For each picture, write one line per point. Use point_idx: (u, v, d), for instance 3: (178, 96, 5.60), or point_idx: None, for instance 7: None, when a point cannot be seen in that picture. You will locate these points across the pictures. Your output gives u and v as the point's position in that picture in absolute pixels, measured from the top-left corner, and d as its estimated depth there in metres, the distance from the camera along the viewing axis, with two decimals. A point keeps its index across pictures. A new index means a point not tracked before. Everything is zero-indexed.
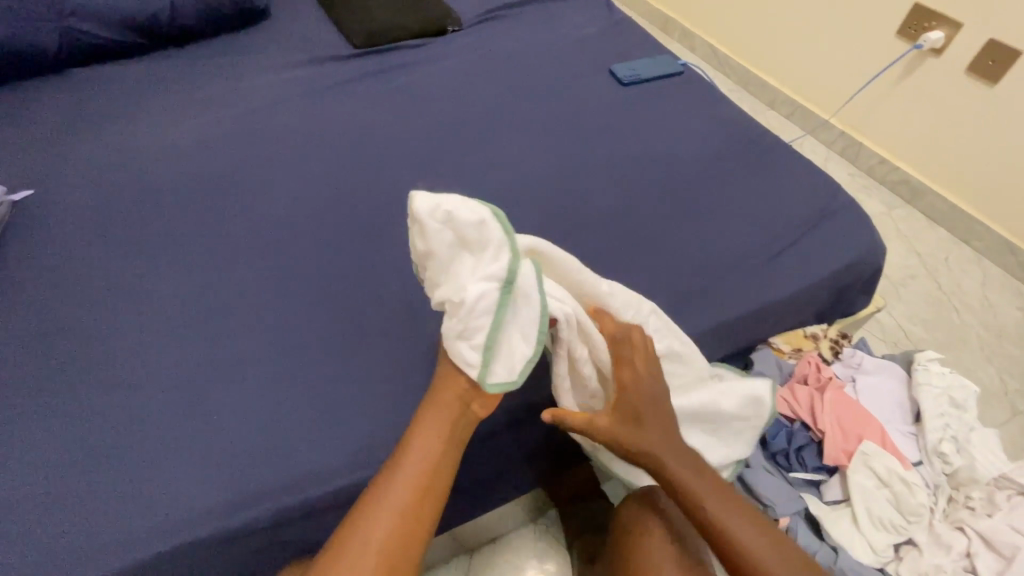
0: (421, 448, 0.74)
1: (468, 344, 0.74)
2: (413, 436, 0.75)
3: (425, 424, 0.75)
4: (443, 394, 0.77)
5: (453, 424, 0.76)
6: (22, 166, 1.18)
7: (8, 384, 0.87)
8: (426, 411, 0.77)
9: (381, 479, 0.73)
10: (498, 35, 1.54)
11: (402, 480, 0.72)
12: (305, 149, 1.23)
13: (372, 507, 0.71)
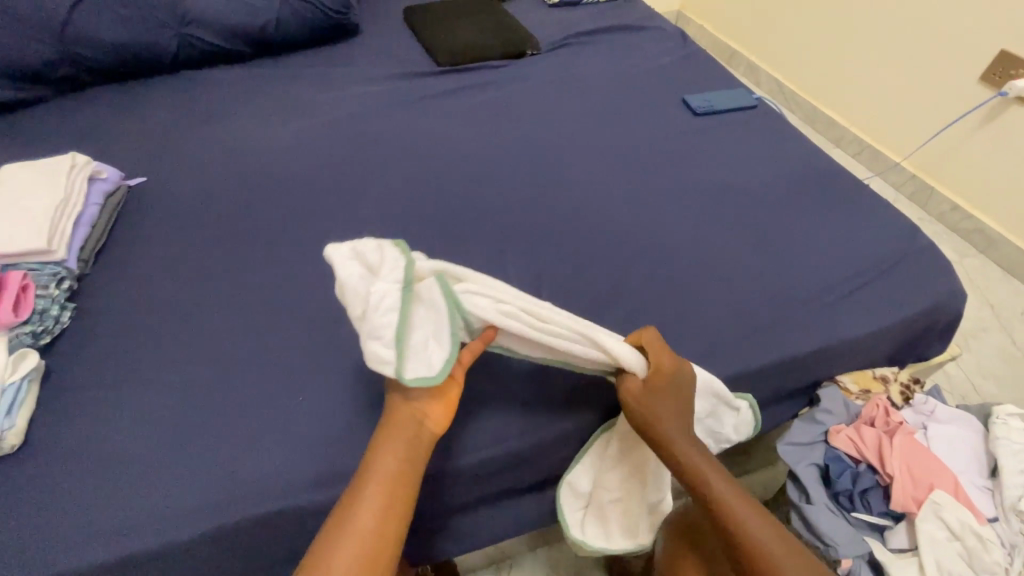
0: (383, 468, 0.74)
1: (380, 342, 0.74)
2: (374, 458, 0.75)
3: (385, 444, 0.76)
4: (400, 414, 0.78)
5: (413, 439, 0.77)
6: (140, 156, 1.31)
7: (119, 350, 0.96)
8: (384, 433, 0.77)
9: (345, 501, 0.73)
10: (574, 62, 1.61)
11: (366, 501, 0.72)
12: (389, 156, 1.31)
13: (337, 531, 0.70)
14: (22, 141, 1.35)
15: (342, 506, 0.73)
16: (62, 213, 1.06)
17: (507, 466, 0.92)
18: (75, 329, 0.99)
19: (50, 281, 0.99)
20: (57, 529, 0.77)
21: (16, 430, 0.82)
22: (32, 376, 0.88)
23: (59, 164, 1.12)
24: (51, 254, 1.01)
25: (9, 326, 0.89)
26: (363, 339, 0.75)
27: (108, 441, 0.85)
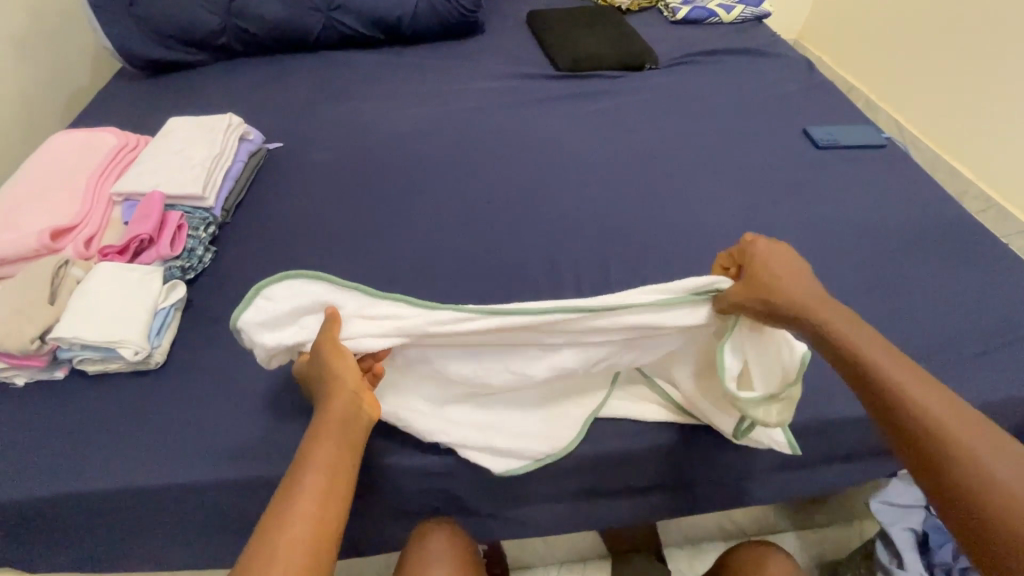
0: (320, 461, 0.66)
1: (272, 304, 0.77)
2: (314, 451, 0.67)
3: (322, 435, 0.68)
4: (337, 403, 0.70)
5: (350, 425, 0.70)
6: (279, 124, 1.43)
7: (245, 293, 1.04)
8: (320, 426, 0.69)
9: (278, 503, 0.62)
10: (692, 81, 1.59)
11: (307, 498, 0.63)
12: (502, 151, 1.36)
13: (270, 538, 0.59)
14: (184, 100, 1.52)
15: (272, 510, 0.62)
16: (216, 165, 1.18)
17: (597, 469, 0.87)
18: (213, 269, 1.08)
19: (200, 224, 1.10)
20: (179, 444, 0.83)
21: (162, 349, 0.91)
22: (178, 305, 0.98)
23: (218, 123, 1.25)
24: (203, 200, 1.12)
25: (164, 258, 1.02)
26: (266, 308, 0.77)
27: (229, 374, 0.91)
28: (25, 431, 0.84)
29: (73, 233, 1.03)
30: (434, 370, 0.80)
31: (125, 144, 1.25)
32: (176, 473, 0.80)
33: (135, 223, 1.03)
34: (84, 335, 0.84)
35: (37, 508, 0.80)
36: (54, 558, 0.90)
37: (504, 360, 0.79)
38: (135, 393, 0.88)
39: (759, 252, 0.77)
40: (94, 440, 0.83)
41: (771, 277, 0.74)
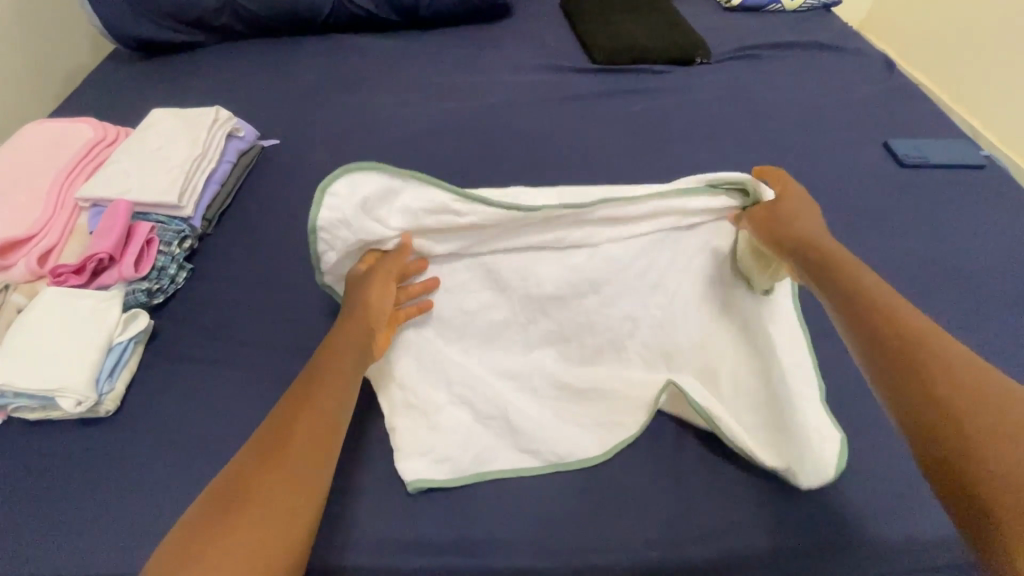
0: (336, 372, 0.67)
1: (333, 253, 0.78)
2: (331, 359, 0.68)
3: (341, 346, 0.70)
4: (360, 315, 0.73)
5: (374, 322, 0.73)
6: (276, 116, 1.26)
7: (223, 325, 0.90)
8: (340, 337, 0.71)
9: (290, 403, 0.64)
10: (749, 80, 1.38)
11: (318, 402, 0.64)
12: (527, 157, 1.17)
13: (278, 434, 0.60)
14: (175, 84, 1.35)
15: (284, 409, 0.63)
16: (196, 168, 1.02)
17: None
18: (187, 292, 0.94)
19: (173, 239, 0.95)
20: (127, 521, 0.71)
21: (113, 395, 0.78)
22: (138, 338, 0.83)
23: (203, 117, 1.09)
24: (179, 209, 0.98)
25: (127, 279, 0.88)
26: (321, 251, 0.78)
27: (192, 433, 0.78)
28: None
29: (27, 245, 0.90)
30: (458, 311, 0.82)
31: (101, 137, 1.10)
32: (119, 559, 0.68)
33: (96, 238, 0.89)
34: (16, 383, 0.72)
35: None
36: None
37: (545, 267, 0.82)
38: (83, 450, 0.76)
39: (785, 195, 0.82)
40: (32, 509, 0.71)
41: (785, 213, 0.79)
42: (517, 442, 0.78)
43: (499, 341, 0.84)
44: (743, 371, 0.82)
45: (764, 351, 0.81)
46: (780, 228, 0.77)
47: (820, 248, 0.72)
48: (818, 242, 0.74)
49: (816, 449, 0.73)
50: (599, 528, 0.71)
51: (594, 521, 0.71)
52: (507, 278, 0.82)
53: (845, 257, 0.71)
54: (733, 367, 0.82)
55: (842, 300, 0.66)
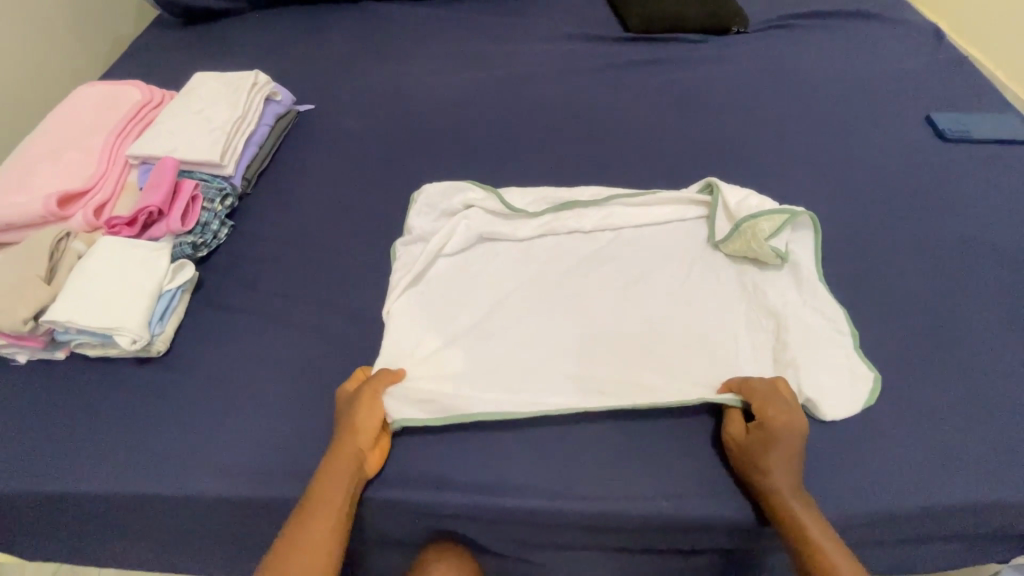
0: (312, 538, 0.66)
1: (409, 238, 0.96)
2: (308, 514, 0.67)
3: (320, 503, 0.68)
4: (339, 460, 0.70)
5: (354, 429, 0.72)
6: (311, 81, 1.29)
7: (261, 278, 0.95)
8: (319, 488, 0.69)
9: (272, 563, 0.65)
10: (786, 50, 1.34)
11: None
12: (555, 125, 1.18)
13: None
14: (215, 49, 1.39)
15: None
16: (236, 130, 1.07)
17: (646, 529, 0.74)
18: (228, 247, 0.99)
19: (216, 196, 1.00)
20: (176, 451, 0.77)
21: (163, 337, 0.84)
22: (186, 286, 0.89)
23: (243, 80, 1.13)
24: (221, 167, 1.02)
25: (174, 233, 0.94)
26: (406, 242, 0.96)
27: (234, 376, 0.84)
28: (23, 418, 0.80)
29: (84, 198, 0.96)
30: (490, 275, 0.94)
31: (148, 100, 1.14)
32: (168, 485, 0.74)
33: (146, 192, 0.95)
34: (79, 320, 0.78)
35: (44, 505, 0.77)
36: (42, 547, 0.85)
37: (561, 240, 0.98)
38: (137, 386, 0.83)
39: (776, 414, 0.72)
40: (90, 437, 0.78)
41: (777, 448, 0.70)
42: (543, 385, 0.81)
43: (525, 296, 0.91)
44: (763, 344, 0.86)
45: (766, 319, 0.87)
46: (762, 471, 0.69)
47: (792, 508, 0.67)
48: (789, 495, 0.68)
49: (837, 396, 0.79)
50: (612, 478, 0.74)
51: (607, 472, 0.74)
52: (543, 251, 0.97)
53: (808, 514, 0.67)
54: (750, 323, 0.88)
55: (794, 559, 0.67)
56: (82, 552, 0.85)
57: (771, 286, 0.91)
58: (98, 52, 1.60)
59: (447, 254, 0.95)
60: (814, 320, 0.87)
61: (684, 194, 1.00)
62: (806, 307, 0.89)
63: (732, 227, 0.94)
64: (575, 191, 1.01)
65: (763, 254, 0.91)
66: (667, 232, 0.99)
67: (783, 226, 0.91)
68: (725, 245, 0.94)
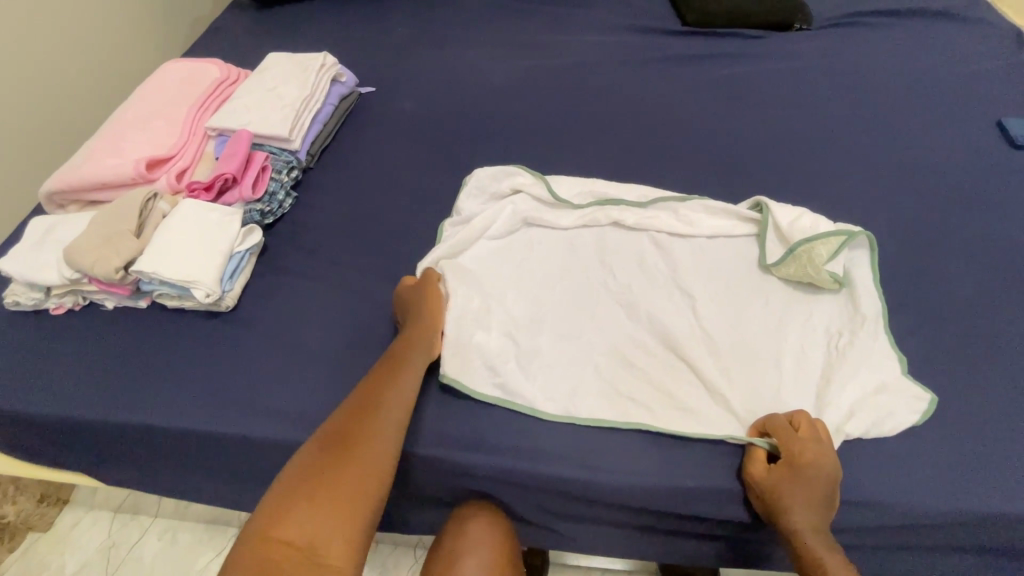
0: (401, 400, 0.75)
1: (455, 219, 1.00)
2: (381, 392, 0.75)
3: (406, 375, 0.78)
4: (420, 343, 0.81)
5: (436, 320, 0.84)
6: (374, 65, 1.35)
7: (319, 246, 1.02)
8: (396, 374, 0.77)
9: (344, 430, 0.71)
10: (851, 49, 1.30)
11: (377, 444, 0.70)
12: (605, 116, 1.20)
13: (332, 471, 0.67)
14: (286, 32, 1.47)
15: (332, 441, 0.70)
16: (304, 107, 1.14)
17: (672, 506, 0.75)
18: (292, 216, 1.07)
19: (284, 168, 1.08)
20: (238, 396, 0.84)
21: (232, 294, 0.92)
22: (253, 250, 0.97)
23: (312, 62, 1.20)
24: (288, 142, 1.09)
25: (245, 200, 1.02)
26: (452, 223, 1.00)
27: (292, 332, 0.91)
28: (109, 356, 0.90)
29: (168, 164, 1.05)
30: (530, 264, 0.95)
31: (226, 77, 1.23)
32: (230, 425, 0.82)
33: (222, 161, 1.03)
34: (162, 272, 0.86)
35: (122, 434, 0.86)
36: (117, 474, 0.95)
37: (604, 235, 0.98)
38: (207, 336, 0.91)
39: (807, 446, 0.70)
40: (164, 378, 0.87)
41: (804, 489, 0.68)
42: (571, 398, 0.81)
43: (562, 288, 0.92)
44: (812, 355, 0.81)
45: (811, 326, 0.83)
46: (782, 510, 0.68)
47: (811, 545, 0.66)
48: (809, 533, 0.66)
49: (887, 413, 0.74)
50: (642, 458, 0.76)
51: (635, 449, 0.76)
52: (584, 256, 0.96)
53: (830, 553, 0.66)
54: (797, 351, 0.81)
55: None
56: (151, 481, 0.95)
57: (824, 312, 0.85)
58: (180, 33, 1.70)
59: (489, 241, 0.98)
60: (874, 349, 0.79)
61: (730, 209, 0.95)
62: (867, 338, 0.80)
63: (786, 250, 0.88)
64: (621, 188, 1.02)
65: (819, 279, 0.85)
66: (714, 246, 0.94)
67: (840, 249, 0.86)
68: (778, 269, 0.88)
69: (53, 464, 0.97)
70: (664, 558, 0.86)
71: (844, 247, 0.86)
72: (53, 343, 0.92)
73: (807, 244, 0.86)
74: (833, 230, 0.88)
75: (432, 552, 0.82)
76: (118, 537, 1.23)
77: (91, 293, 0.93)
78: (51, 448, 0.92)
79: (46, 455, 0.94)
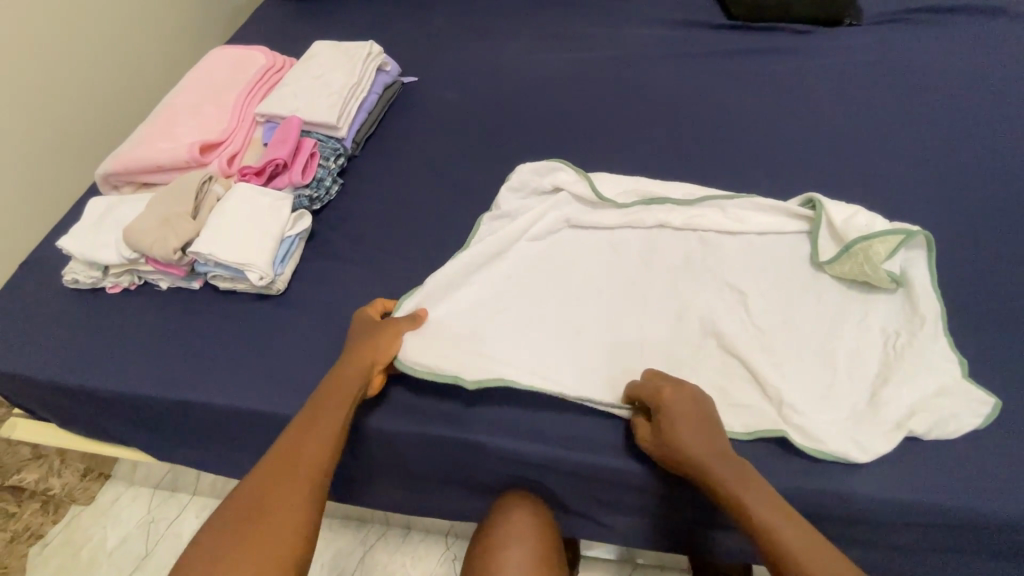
0: (317, 449, 0.69)
1: (493, 215, 0.99)
2: (295, 447, 0.68)
3: (323, 420, 0.71)
4: (344, 379, 0.75)
5: (364, 356, 0.77)
6: (417, 55, 1.36)
7: (365, 233, 1.03)
8: (314, 423, 0.71)
9: (246, 500, 0.64)
10: (904, 44, 1.27)
11: (286, 500, 0.64)
12: (650, 110, 1.19)
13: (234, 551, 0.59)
14: (329, 21, 1.49)
15: (232, 516, 0.62)
16: (351, 95, 1.15)
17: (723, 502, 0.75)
18: (338, 203, 1.08)
19: (331, 155, 1.09)
20: (290, 378, 0.86)
21: (283, 277, 0.94)
22: (302, 235, 0.98)
23: (359, 50, 1.20)
24: (335, 129, 1.10)
25: (294, 185, 1.03)
26: (491, 220, 0.99)
27: (341, 317, 0.92)
28: (163, 335, 0.92)
29: (219, 148, 1.07)
30: (571, 263, 0.95)
31: (272, 65, 1.24)
32: (282, 405, 0.83)
33: (273, 147, 1.04)
34: (217, 254, 0.88)
35: (174, 411, 0.87)
36: (165, 450, 0.97)
37: (645, 234, 0.96)
38: (257, 317, 0.92)
39: (665, 388, 0.72)
40: (216, 357, 0.89)
41: (683, 424, 0.69)
42: (601, 393, 0.81)
43: (605, 285, 0.92)
44: (868, 355, 0.79)
45: (867, 326, 0.81)
46: (677, 451, 0.68)
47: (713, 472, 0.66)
48: (714, 465, 0.66)
49: (951, 415, 0.72)
50: None
51: None
52: (627, 255, 0.95)
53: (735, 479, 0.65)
54: (852, 351, 0.79)
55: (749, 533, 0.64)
56: (199, 459, 0.97)
57: (879, 312, 0.83)
58: (223, 22, 1.72)
59: (526, 239, 0.96)
60: (935, 349, 0.77)
61: (782, 205, 0.94)
62: (928, 339, 0.78)
63: (840, 248, 0.87)
64: (666, 187, 0.99)
65: (875, 278, 0.83)
66: (764, 243, 0.93)
67: (898, 248, 0.84)
68: (832, 267, 0.87)
69: (104, 439, 0.99)
70: (708, 556, 0.85)
71: (901, 247, 0.84)
72: (110, 321, 0.94)
73: (863, 245, 0.84)
74: (889, 228, 0.86)
75: (475, 540, 0.82)
76: (158, 513, 1.26)
77: (146, 273, 0.95)
78: (104, 423, 0.95)
79: (99, 430, 0.96)
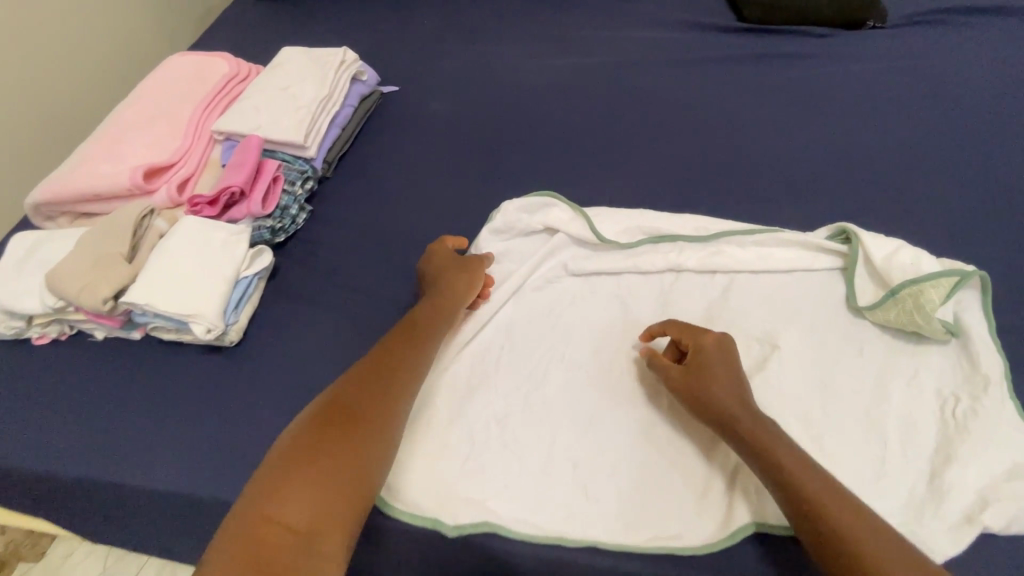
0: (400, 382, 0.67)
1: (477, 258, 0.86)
2: (382, 370, 0.67)
3: (408, 353, 0.70)
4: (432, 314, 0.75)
5: (453, 294, 0.77)
6: (398, 61, 1.23)
7: (335, 268, 0.90)
8: (399, 351, 0.70)
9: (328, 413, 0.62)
10: (934, 47, 1.15)
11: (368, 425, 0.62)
12: (657, 122, 1.06)
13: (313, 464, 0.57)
14: (302, 24, 1.35)
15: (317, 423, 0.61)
16: (322, 109, 1.02)
17: None
18: (306, 233, 0.95)
19: (298, 178, 0.96)
20: (243, 450, 0.73)
21: (237, 326, 0.81)
22: (261, 275, 0.85)
23: (331, 58, 1.07)
24: (304, 149, 0.98)
25: (254, 215, 0.90)
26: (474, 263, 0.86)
27: (305, 372, 0.79)
28: (98, 396, 0.79)
29: (169, 172, 0.94)
30: (569, 313, 0.82)
31: (236, 74, 1.11)
32: (231, 484, 0.70)
33: (230, 171, 0.91)
34: (156, 304, 0.75)
35: (104, 488, 0.74)
36: (101, 525, 0.84)
37: (653, 278, 0.84)
38: (207, 373, 0.79)
39: (708, 335, 0.70)
40: (156, 422, 0.76)
41: (721, 366, 0.67)
42: (608, 482, 0.67)
43: (610, 337, 0.79)
44: (922, 424, 0.67)
45: (919, 387, 0.70)
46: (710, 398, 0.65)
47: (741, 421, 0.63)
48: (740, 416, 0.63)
49: None
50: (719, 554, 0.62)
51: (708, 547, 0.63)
52: (631, 306, 0.82)
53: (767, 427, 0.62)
54: (904, 420, 0.67)
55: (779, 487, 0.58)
56: (143, 537, 0.84)
57: (933, 369, 0.71)
58: (189, 26, 1.58)
59: (513, 290, 0.83)
60: (1003, 418, 0.65)
61: (812, 240, 0.82)
62: (992, 404, 0.66)
63: (883, 293, 0.75)
64: (674, 223, 0.86)
65: (925, 329, 0.72)
66: (793, 285, 0.81)
67: (951, 293, 0.72)
68: (874, 314, 0.75)
69: (32, 512, 0.85)
70: None
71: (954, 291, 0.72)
72: (36, 379, 0.81)
73: (913, 291, 0.72)
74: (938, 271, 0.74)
75: None
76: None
77: (78, 322, 0.82)
78: (29, 497, 0.81)
79: (23, 505, 0.83)
